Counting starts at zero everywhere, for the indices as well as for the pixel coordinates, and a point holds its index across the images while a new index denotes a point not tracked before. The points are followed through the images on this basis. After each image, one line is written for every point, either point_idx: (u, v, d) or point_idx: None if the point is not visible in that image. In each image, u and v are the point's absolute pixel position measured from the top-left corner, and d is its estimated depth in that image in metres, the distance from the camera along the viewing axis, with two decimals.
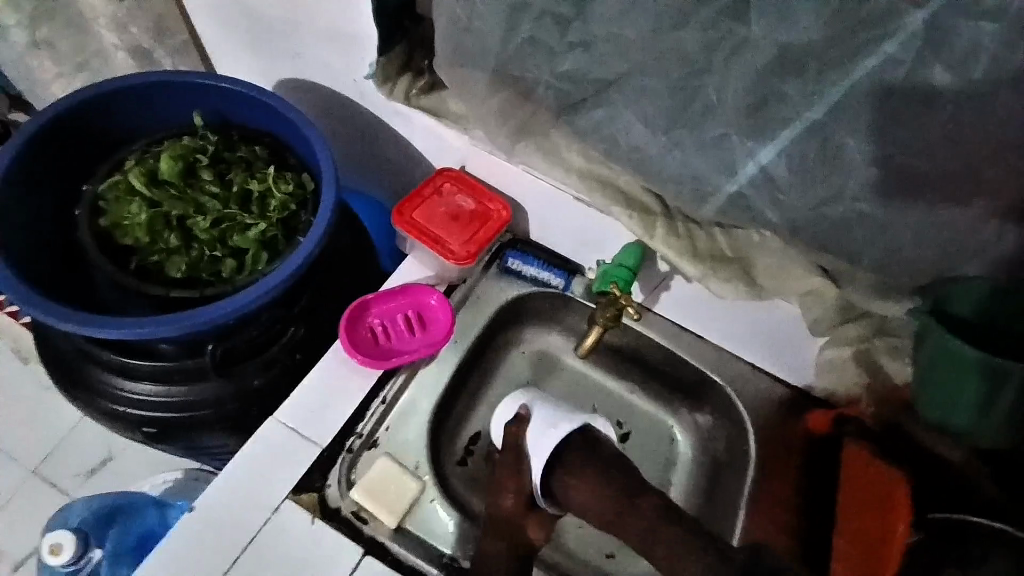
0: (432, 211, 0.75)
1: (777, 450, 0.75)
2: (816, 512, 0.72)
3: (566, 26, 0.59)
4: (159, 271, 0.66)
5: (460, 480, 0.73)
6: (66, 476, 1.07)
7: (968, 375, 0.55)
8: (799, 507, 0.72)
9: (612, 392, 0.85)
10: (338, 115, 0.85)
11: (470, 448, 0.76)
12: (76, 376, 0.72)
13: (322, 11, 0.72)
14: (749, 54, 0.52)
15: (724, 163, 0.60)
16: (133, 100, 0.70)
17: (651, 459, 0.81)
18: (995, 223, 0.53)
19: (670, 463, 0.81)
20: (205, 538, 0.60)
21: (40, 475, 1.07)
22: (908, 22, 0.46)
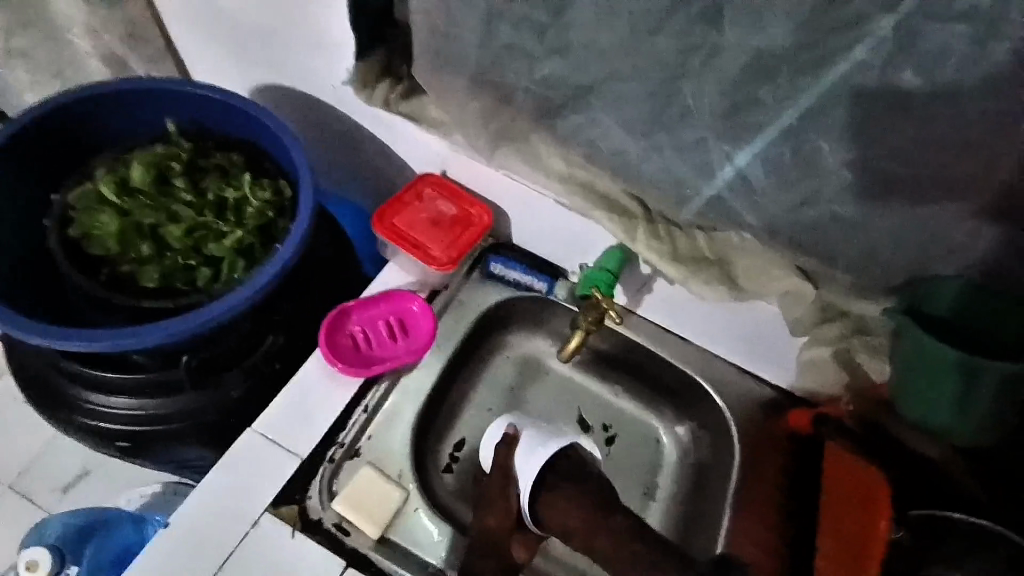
0: (414, 216, 0.75)
1: (760, 447, 0.76)
2: (800, 508, 0.71)
3: (543, 31, 0.59)
4: (132, 281, 0.64)
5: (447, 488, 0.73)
6: (45, 492, 1.00)
7: (945, 372, 0.56)
8: (784, 504, 0.72)
9: (597, 394, 0.85)
10: (316, 120, 0.84)
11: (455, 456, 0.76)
12: (48, 390, 0.70)
13: (297, 16, 0.70)
14: (724, 59, 0.53)
15: (702, 166, 0.61)
16: (104, 107, 0.69)
17: (636, 462, 0.81)
18: (967, 223, 0.54)
19: (655, 467, 0.81)
20: (181, 554, 0.59)
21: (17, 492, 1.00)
22: (876, 29, 0.46)
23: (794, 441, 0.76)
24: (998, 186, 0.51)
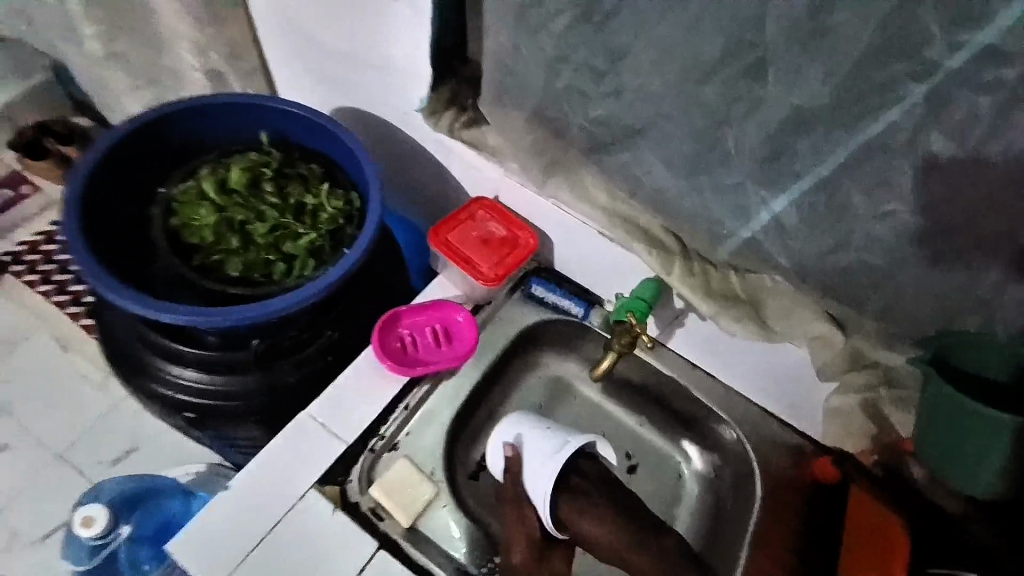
0: (466, 234, 0.81)
1: (784, 489, 0.77)
2: (821, 554, 0.72)
3: (600, 76, 0.65)
4: (217, 269, 0.72)
5: (471, 493, 0.76)
6: (92, 462, 1.15)
7: (974, 422, 0.56)
8: (799, 547, 0.73)
9: (623, 422, 0.87)
10: (387, 142, 0.93)
11: (481, 464, 0.78)
12: (129, 360, 0.78)
13: (382, 49, 0.79)
14: (765, 111, 0.57)
15: (739, 208, 0.65)
16: (211, 116, 0.79)
17: (657, 494, 0.82)
18: (996, 278, 0.56)
19: (675, 499, 0.82)
20: (230, 518, 0.64)
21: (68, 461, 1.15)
22: (908, 93, 0.50)
23: (819, 486, 0.77)
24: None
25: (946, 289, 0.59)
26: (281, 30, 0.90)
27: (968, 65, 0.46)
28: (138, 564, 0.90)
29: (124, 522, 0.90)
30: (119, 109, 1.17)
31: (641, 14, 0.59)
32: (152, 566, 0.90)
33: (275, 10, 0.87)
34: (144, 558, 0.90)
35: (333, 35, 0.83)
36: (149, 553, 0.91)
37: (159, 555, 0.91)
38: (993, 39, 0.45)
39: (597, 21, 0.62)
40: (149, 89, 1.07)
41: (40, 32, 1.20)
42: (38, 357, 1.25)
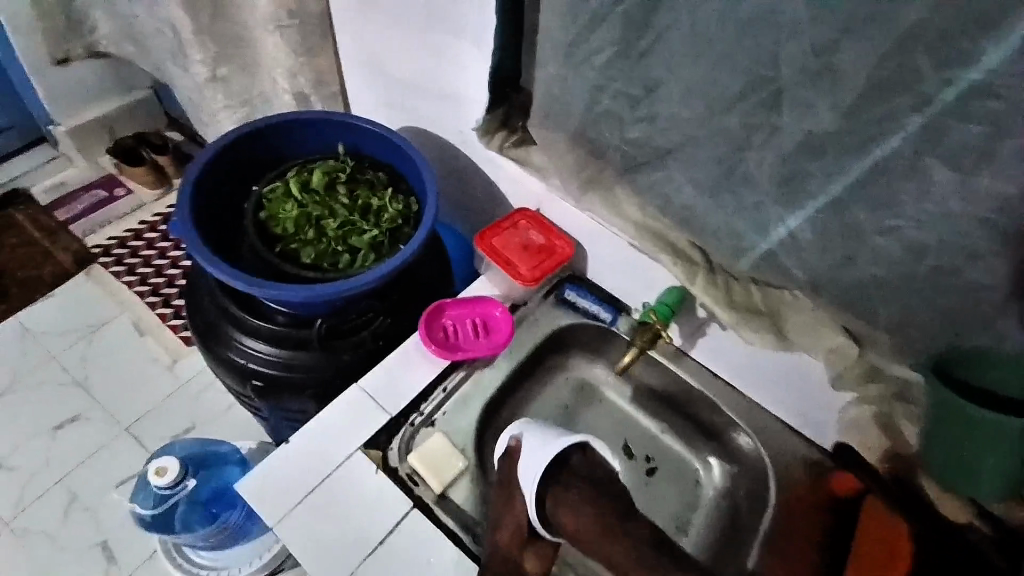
0: (509, 239, 0.90)
1: (796, 498, 0.80)
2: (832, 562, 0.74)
3: (635, 103, 0.74)
4: (295, 255, 0.84)
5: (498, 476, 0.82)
6: (154, 437, 1.32)
7: (976, 429, 0.61)
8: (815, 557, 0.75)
9: (645, 428, 0.92)
10: (444, 157, 1.04)
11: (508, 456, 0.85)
12: (212, 332, 0.90)
13: (445, 76, 0.91)
14: (780, 137, 0.64)
15: (758, 224, 0.72)
16: (300, 127, 0.91)
17: (673, 499, 0.87)
18: (998, 296, 0.60)
19: (692, 505, 0.86)
20: (287, 469, 0.73)
21: (132, 434, 1.32)
22: (908, 123, 0.56)
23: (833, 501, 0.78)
24: (1020, 266, 0.57)
25: (950, 304, 0.64)
26: (359, 57, 1.03)
27: (960, 98, 0.52)
28: (190, 521, 1.02)
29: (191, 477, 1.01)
30: (211, 124, 1.34)
31: (673, 50, 0.68)
32: (200, 526, 1.01)
33: (356, 41, 1.01)
34: (196, 517, 1.02)
35: (404, 63, 0.95)
36: (200, 514, 1.03)
37: (208, 518, 1.02)
38: (983, 75, 0.51)
39: (635, 56, 0.71)
40: (240, 107, 1.23)
41: (151, 56, 1.38)
42: (119, 340, 1.43)
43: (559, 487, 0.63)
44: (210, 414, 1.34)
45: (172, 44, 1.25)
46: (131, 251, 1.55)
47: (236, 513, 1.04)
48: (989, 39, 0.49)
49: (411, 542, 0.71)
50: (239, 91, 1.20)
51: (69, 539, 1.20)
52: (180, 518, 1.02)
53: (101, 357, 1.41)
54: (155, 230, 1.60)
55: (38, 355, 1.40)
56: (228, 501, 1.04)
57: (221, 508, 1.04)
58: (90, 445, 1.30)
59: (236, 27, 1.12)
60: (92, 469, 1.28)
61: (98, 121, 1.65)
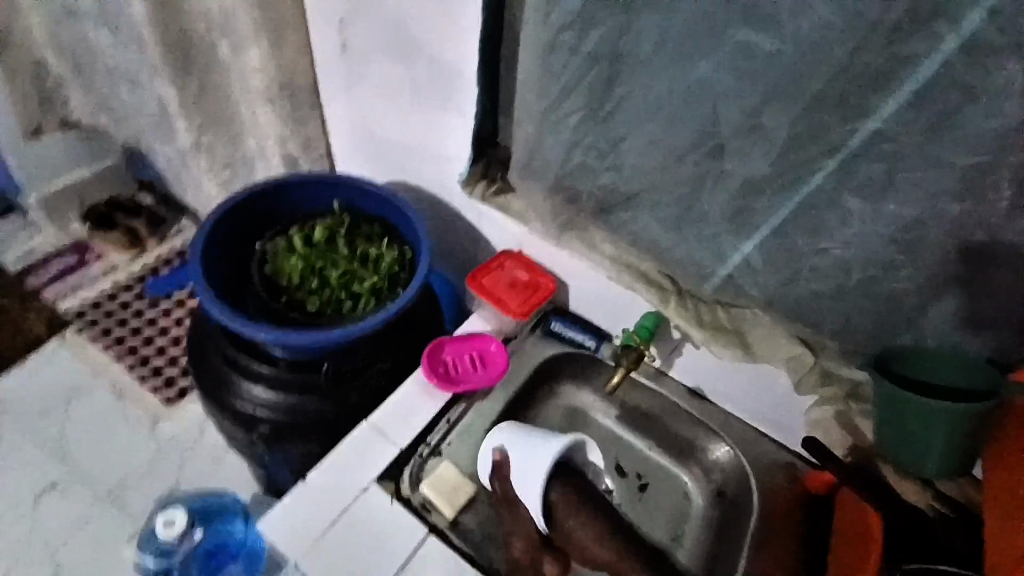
0: (498, 278, 0.98)
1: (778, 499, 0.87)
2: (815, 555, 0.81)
3: (603, 154, 0.85)
4: (301, 305, 0.90)
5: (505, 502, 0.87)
6: (138, 504, 1.29)
7: (912, 413, 0.69)
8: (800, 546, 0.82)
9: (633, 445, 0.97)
10: (431, 208, 1.12)
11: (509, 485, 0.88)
12: (218, 384, 0.94)
13: (432, 137, 1.01)
14: (728, 180, 0.76)
15: (716, 253, 0.83)
16: (299, 187, 0.99)
17: (666, 509, 0.92)
18: (917, 299, 0.72)
19: (684, 516, 0.91)
20: (306, 505, 0.77)
21: (115, 504, 1.29)
22: (825, 165, 0.68)
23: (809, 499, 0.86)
24: (929, 274, 0.70)
25: (879, 311, 0.75)
26: (348, 123, 1.13)
27: (866, 143, 0.65)
28: (190, 575, 1.02)
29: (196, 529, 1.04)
30: (196, 187, 1.39)
31: (632, 112, 0.79)
32: None
33: (345, 109, 1.11)
34: (197, 571, 1.02)
35: (392, 127, 1.05)
36: (201, 568, 1.02)
37: (209, 572, 1.02)
38: (879, 125, 0.63)
39: (600, 117, 0.82)
40: (225, 171, 1.29)
41: (131, 127, 1.44)
42: (98, 406, 1.41)
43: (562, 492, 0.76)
44: (197, 474, 1.33)
45: (156, 116, 1.31)
46: (104, 315, 1.55)
47: (238, 564, 1.03)
48: (880, 98, 0.62)
49: (430, 567, 0.75)
50: (226, 157, 1.26)
51: None
52: (180, 573, 1.02)
53: (79, 425, 1.38)
54: (129, 292, 1.60)
55: (13, 428, 1.37)
56: (231, 554, 1.04)
57: (223, 561, 1.03)
58: (69, 519, 1.27)
59: (224, 100, 1.20)
60: (73, 543, 1.24)
61: (69, 190, 1.66)
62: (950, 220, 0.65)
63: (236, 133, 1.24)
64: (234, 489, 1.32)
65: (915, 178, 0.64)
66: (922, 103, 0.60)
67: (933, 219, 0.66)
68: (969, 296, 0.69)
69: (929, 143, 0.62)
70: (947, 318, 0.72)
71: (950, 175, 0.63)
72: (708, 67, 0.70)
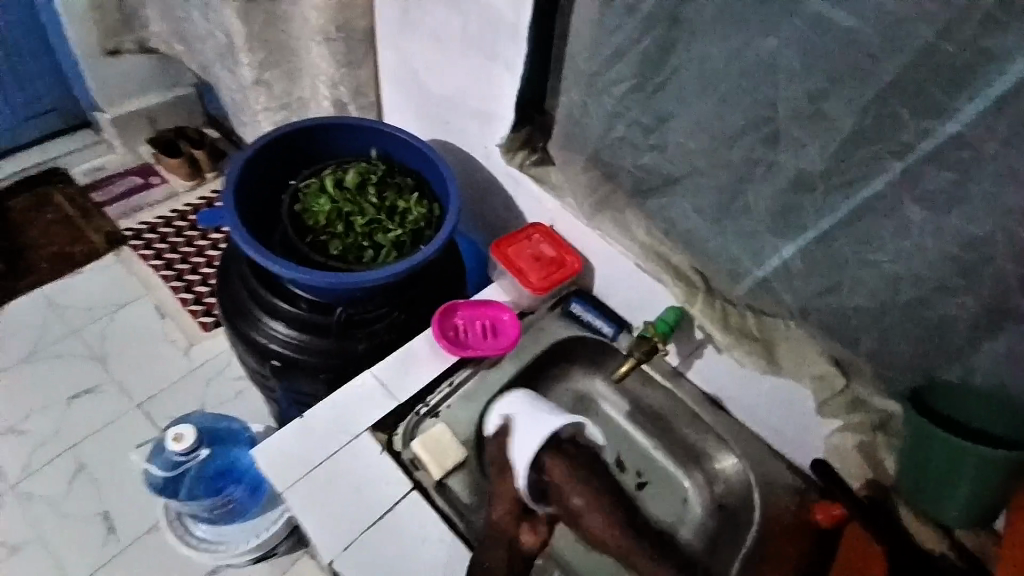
0: (522, 250, 0.95)
1: (785, 520, 0.80)
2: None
3: (648, 131, 0.81)
4: (324, 247, 0.92)
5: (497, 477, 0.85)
6: (163, 416, 1.35)
7: (940, 452, 0.63)
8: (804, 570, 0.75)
9: (638, 444, 0.93)
10: (468, 170, 1.11)
11: None
12: (238, 311, 0.97)
13: (477, 94, 0.99)
14: (777, 172, 0.70)
15: (754, 251, 0.77)
16: (339, 131, 1.00)
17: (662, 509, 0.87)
18: (970, 331, 0.65)
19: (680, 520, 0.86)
20: (300, 441, 0.80)
21: (145, 411, 1.36)
22: (890, 167, 0.62)
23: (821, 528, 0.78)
24: (985, 302, 0.63)
25: (924, 336, 0.69)
26: (401, 77, 1.12)
27: (939, 147, 0.59)
28: (195, 490, 1.07)
29: (205, 447, 1.07)
30: (249, 121, 1.41)
31: (684, 88, 0.75)
32: (206, 496, 1.07)
33: (398, 61, 1.10)
34: (202, 487, 1.08)
35: (440, 84, 1.04)
36: (207, 485, 1.08)
37: (213, 490, 1.08)
38: (957, 128, 0.57)
39: (649, 91, 0.78)
40: (280, 110, 1.30)
41: (201, 59, 1.46)
42: (141, 320, 1.48)
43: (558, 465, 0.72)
44: (221, 398, 1.38)
45: (223, 48, 1.32)
46: (159, 237, 1.61)
47: (242, 487, 1.10)
48: (961, 96, 0.55)
49: (409, 520, 0.76)
50: (282, 96, 1.28)
51: (72, 506, 1.23)
52: (187, 486, 1.07)
53: (123, 336, 1.45)
54: (185, 220, 1.65)
55: (64, 329, 1.45)
56: (235, 476, 1.10)
57: (227, 482, 1.09)
58: (99, 420, 1.34)
59: (286, 40, 1.20)
60: (101, 441, 1.31)
61: (141, 114, 1.73)
62: (1019, 247, 0.58)
63: (295, 74, 1.25)
64: (251, 417, 1.36)
65: (985, 193, 0.58)
66: (1009, 107, 0.54)
67: (1000, 242, 0.59)
68: None
69: (1006, 154, 0.55)
70: (1001, 354, 0.65)
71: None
72: (774, 43, 0.65)
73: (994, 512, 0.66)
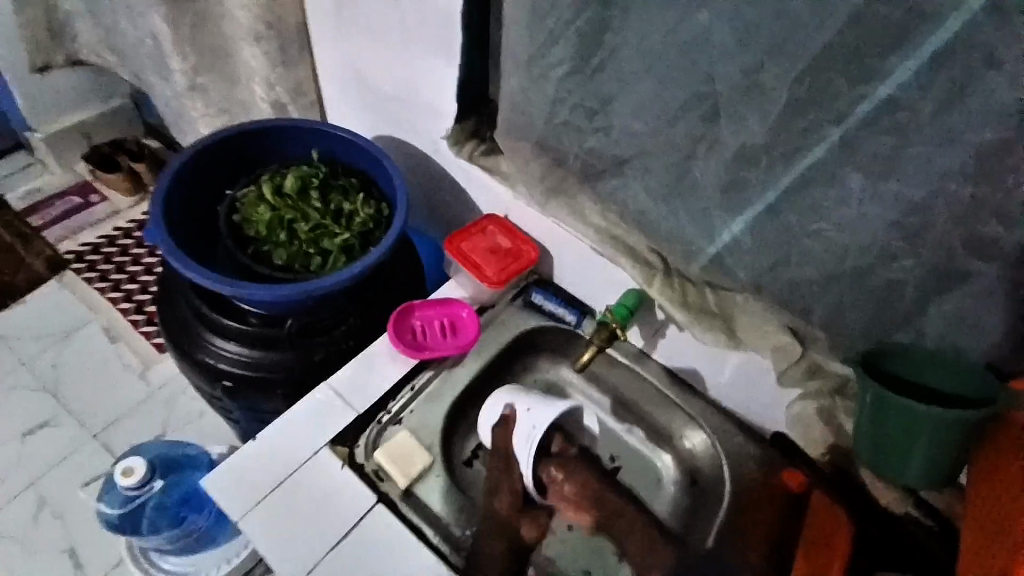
0: (477, 244, 0.92)
1: (755, 491, 0.79)
2: None
3: (592, 114, 0.79)
4: (268, 258, 0.88)
5: (467, 478, 0.83)
6: (122, 444, 1.29)
7: (897, 416, 0.64)
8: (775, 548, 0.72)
9: (610, 429, 0.91)
10: (417, 164, 1.07)
11: (471, 459, 0.85)
12: (183, 332, 0.92)
13: (419, 87, 0.95)
14: (722, 147, 0.69)
15: (706, 229, 0.76)
16: (275, 134, 0.95)
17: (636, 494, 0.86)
18: (919, 292, 0.66)
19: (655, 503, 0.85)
20: (255, 462, 0.76)
21: (102, 440, 1.29)
22: (830, 134, 0.62)
23: None
24: (931, 263, 0.63)
25: (876, 300, 0.69)
26: (339, 72, 1.08)
27: (875, 111, 0.58)
28: (157, 523, 1.03)
29: (158, 478, 1.06)
30: (187, 128, 1.34)
31: (624, 67, 0.73)
32: (168, 528, 1.03)
33: (334, 55, 1.06)
34: (164, 519, 1.04)
35: (379, 78, 1.00)
36: (167, 516, 1.04)
37: (175, 520, 1.04)
38: (892, 92, 0.56)
39: (590, 72, 0.76)
40: (217, 115, 1.24)
41: (130, 67, 1.38)
42: (92, 346, 1.40)
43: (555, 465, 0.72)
44: (182, 420, 1.32)
45: (151, 53, 1.25)
46: (103, 257, 1.53)
47: (205, 515, 1.05)
48: (892, 60, 0.55)
49: (375, 535, 0.73)
50: (219, 100, 1.22)
51: (32, 546, 1.17)
52: (148, 519, 1.04)
53: (74, 364, 1.38)
54: (130, 238, 1.57)
55: (10, 361, 1.37)
56: (196, 504, 1.06)
57: (189, 511, 1.05)
58: (55, 454, 1.27)
59: (216, 40, 1.14)
60: (58, 475, 1.25)
61: (75, 129, 1.64)
62: (959, 208, 0.59)
63: (231, 76, 1.19)
64: (216, 437, 1.30)
65: (922, 155, 0.58)
66: (940, 67, 0.53)
67: (941, 202, 0.59)
68: (975, 293, 0.63)
69: (940, 115, 0.55)
70: (950, 315, 0.65)
71: (959, 152, 0.56)
72: (708, 17, 0.63)
73: (953, 469, 0.67)
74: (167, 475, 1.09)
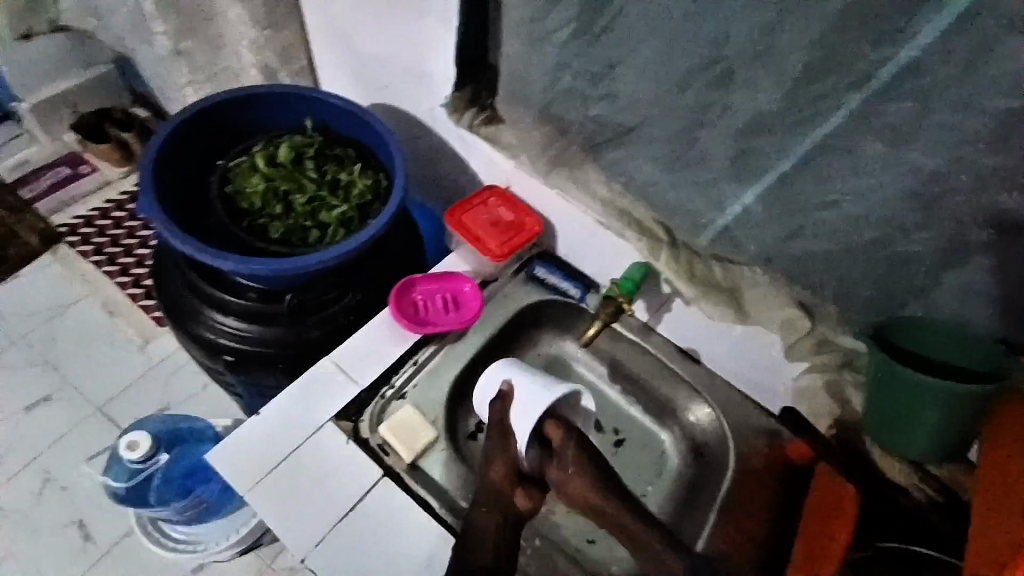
0: (478, 216, 0.90)
1: (757, 463, 0.79)
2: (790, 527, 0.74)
3: (597, 79, 0.75)
4: (263, 231, 0.86)
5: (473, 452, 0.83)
6: (125, 417, 1.29)
7: (904, 389, 0.63)
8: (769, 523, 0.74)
9: (615, 404, 0.90)
10: (415, 133, 1.03)
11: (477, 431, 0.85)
12: (180, 307, 0.91)
13: (415, 51, 0.91)
14: (733, 114, 0.67)
15: (714, 199, 0.74)
16: (268, 102, 0.92)
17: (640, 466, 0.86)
18: (933, 265, 0.64)
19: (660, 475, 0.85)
20: (260, 437, 0.76)
21: (105, 414, 1.29)
22: (847, 100, 0.59)
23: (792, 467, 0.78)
24: (948, 235, 0.61)
25: (888, 273, 0.67)
26: (330, 36, 1.03)
27: (897, 74, 0.55)
28: (165, 495, 1.05)
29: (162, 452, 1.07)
30: (175, 96, 1.29)
31: (631, 29, 0.69)
32: (176, 500, 1.04)
33: (326, 18, 1.01)
34: (172, 490, 1.05)
35: (373, 41, 0.96)
36: (175, 487, 1.06)
37: (183, 492, 1.05)
38: (915, 54, 0.54)
39: (595, 34, 0.72)
40: (207, 82, 1.19)
41: (114, 32, 1.32)
42: (90, 321, 1.39)
43: (553, 431, 0.66)
44: (183, 394, 1.32)
45: (135, 16, 1.19)
46: (96, 231, 1.50)
47: (211, 487, 1.07)
48: (917, 20, 0.52)
49: (380, 509, 0.73)
50: (208, 67, 1.17)
51: (42, 518, 1.18)
52: (155, 491, 1.05)
53: (73, 339, 1.37)
54: (122, 210, 1.54)
55: (9, 336, 1.36)
56: (202, 476, 1.07)
57: (196, 483, 1.06)
58: (59, 428, 1.27)
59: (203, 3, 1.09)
60: (64, 449, 1.25)
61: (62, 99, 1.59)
62: (979, 176, 0.57)
63: (219, 40, 1.14)
64: (218, 411, 1.30)
65: (945, 121, 0.56)
66: (968, 27, 0.50)
67: (961, 171, 0.57)
68: (988, 266, 0.61)
69: (965, 78, 0.53)
70: (964, 287, 0.64)
71: (982, 118, 0.54)
72: None
73: (960, 443, 0.67)
74: (171, 448, 1.10)
